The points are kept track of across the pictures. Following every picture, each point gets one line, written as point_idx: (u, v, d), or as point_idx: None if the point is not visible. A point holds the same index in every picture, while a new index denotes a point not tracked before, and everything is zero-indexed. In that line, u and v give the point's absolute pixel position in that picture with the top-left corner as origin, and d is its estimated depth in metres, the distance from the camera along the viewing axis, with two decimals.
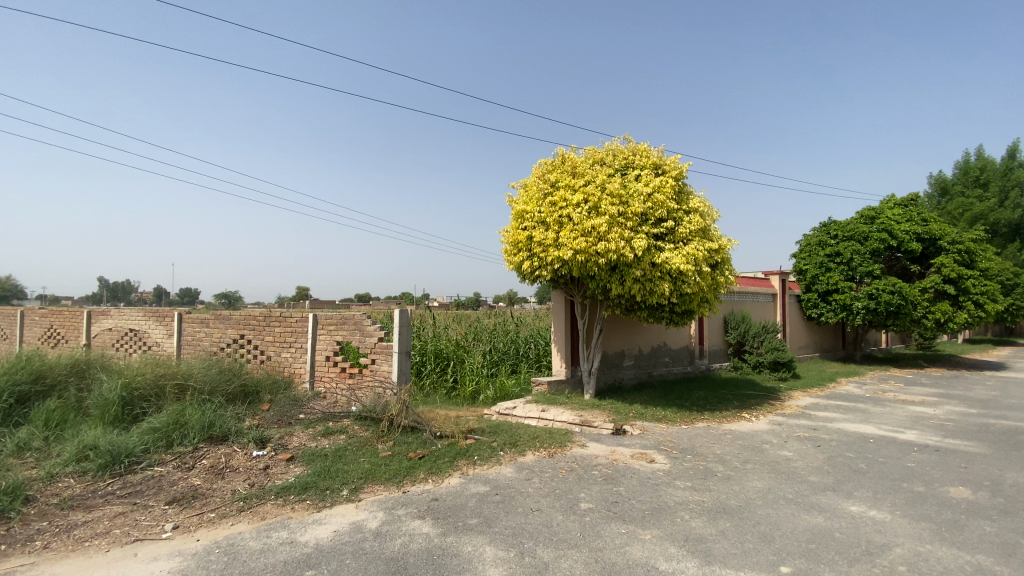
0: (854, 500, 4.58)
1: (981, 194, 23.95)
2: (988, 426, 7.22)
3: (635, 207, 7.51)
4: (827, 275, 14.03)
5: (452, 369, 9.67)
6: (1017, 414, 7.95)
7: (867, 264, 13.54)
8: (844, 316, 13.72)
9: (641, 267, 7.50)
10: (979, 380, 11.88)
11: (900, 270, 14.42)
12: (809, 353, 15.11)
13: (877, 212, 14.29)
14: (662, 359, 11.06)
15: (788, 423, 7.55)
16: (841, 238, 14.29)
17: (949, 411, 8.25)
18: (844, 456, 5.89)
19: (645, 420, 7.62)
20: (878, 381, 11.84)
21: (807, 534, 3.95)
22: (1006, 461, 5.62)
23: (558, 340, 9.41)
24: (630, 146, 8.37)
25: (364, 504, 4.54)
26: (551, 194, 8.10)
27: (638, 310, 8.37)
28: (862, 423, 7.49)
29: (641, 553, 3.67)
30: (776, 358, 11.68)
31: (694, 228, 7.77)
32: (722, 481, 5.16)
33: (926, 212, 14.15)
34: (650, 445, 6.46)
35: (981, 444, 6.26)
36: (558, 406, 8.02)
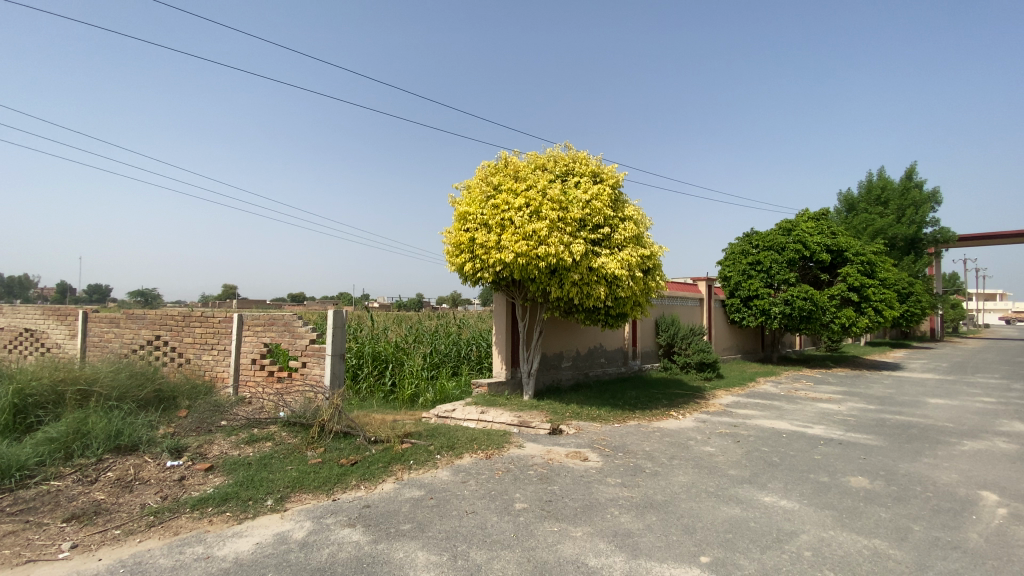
0: (768, 491, 4.92)
1: (882, 211, 26.66)
2: (884, 421, 8.01)
3: (574, 213, 7.69)
4: (750, 281, 15.02)
5: (390, 372, 9.45)
6: (907, 409, 8.89)
7: (784, 272, 14.63)
8: (763, 320, 14.73)
9: (579, 271, 7.69)
10: (878, 379, 13.18)
11: (813, 278, 15.63)
12: (732, 355, 16.12)
13: (793, 224, 15.45)
14: (598, 360, 11.39)
15: (712, 420, 8.01)
16: (761, 247, 15.36)
17: (851, 407, 9.09)
18: (761, 451, 6.31)
19: (581, 419, 7.80)
20: (792, 380, 12.82)
21: (726, 524, 4.20)
22: (898, 452, 6.25)
23: (498, 341, 9.44)
24: (571, 153, 8.57)
25: (291, 513, 4.33)
26: (493, 196, 8.14)
27: (575, 313, 8.57)
28: (777, 419, 8.08)
29: (573, 550, 3.75)
30: (702, 359, 12.35)
31: (628, 235, 8.05)
32: (650, 476, 5.38)
33: (835, 226, 15.43)
34: (584, 444, 6.62)
35: (878, 438, 6.93)
36: (498, 408, 8.04)
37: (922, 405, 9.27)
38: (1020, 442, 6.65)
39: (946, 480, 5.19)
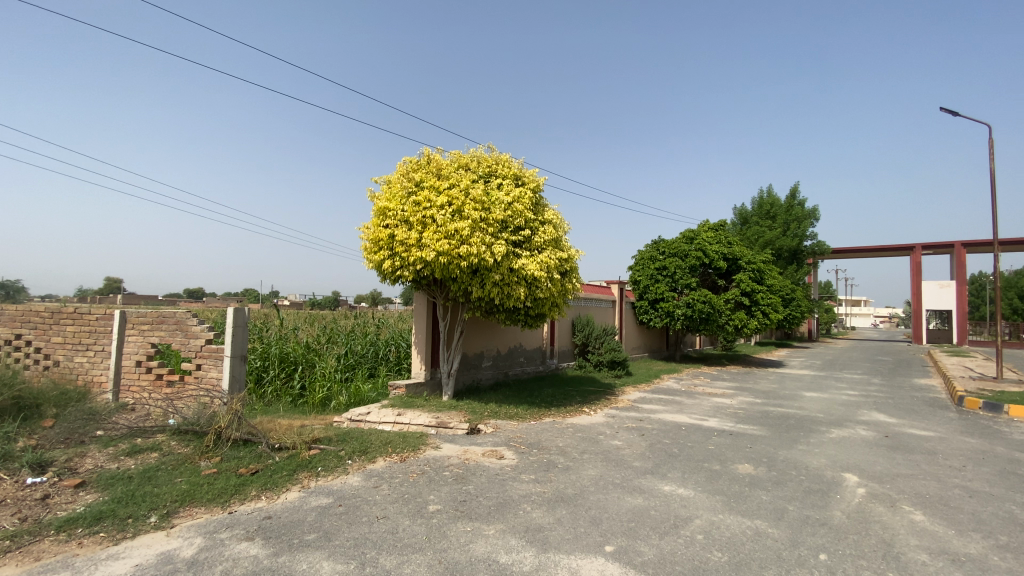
0: (668, 481, 5.29)
1: (770, 225, 29.72)
2: (767, 412, 8.94)
3: (496, 214, 7.74)
4: (657, 285, 16.06)
5: (299, 375, 8.94)
6: (786, 402, 9.98)
7: (686, 277, 15.83)
8: (668, 321, 15.84)
9: (499, 272, 7.76)
10: (764, 375, 14.67)
11: (712, 283, 17.02)
12: (641, 354, 17.17)
13: (695, 233, 16.75)
14: (518, 359, 11.57)
15: (620, 415, 8.46)
16: (667, 254, 16.51)
17: (741, 401, 10.03)
18: (663, 443, 6.77)
19: (498, 418, 7.88)
20: (692, 377, 13.91)
21: (629, 514, 4.45)
22: (779, 440, 7.00)
23: (418, 342, 9.27)
24: (494, 155, 8.64)
25: (179, 530, 3.96)
26: (415, 193, 8.00)
27: (496, 312, 8.65)
28: (678, 413, 8.72)
29: (484, 548, 3.78)
30: (613, 358, 13.01)
31: (548, 239, 8.27)
32: (562, 471, 5.57)
33: (731, 236, 16.89)
34: (501, 442, 6.70)
35: (762, 428, 7.72)
36: (415, 409, 7.90)
37: (798, 399, 10.45)
38: (874, 429, 7.72)
39: (817, 464, 5.90)
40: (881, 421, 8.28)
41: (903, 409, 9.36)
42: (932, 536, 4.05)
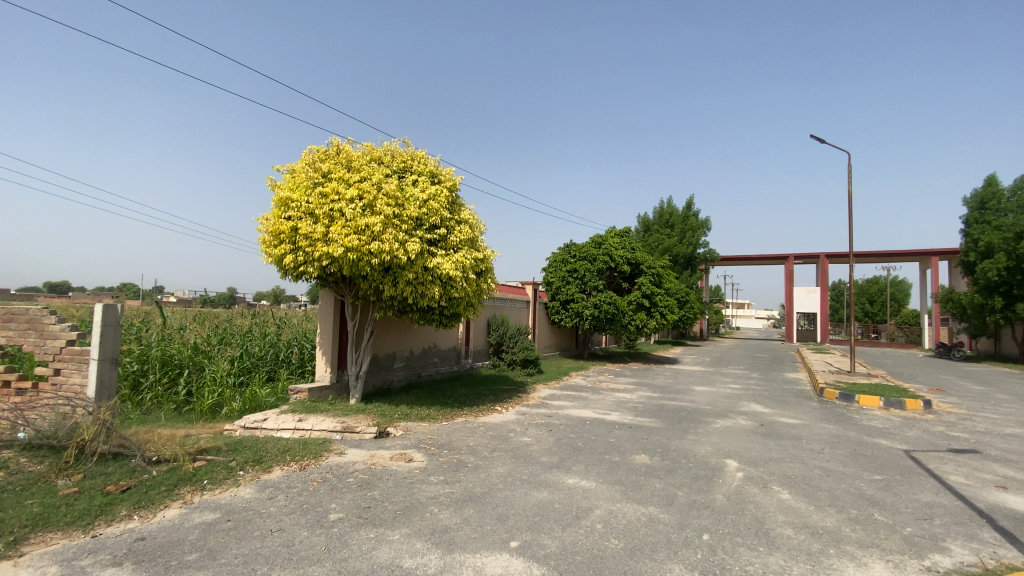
0: (572, 474, 5.52)
1: (669, 233, 32.58)
2: (663, 405, 9.66)
3: (410, 210, 7.57)
4: (568, 286, 16.70)
5: (185, 379, 8.11)
6: (679, 396, 10.85)
7: (594, 280, 16.63)
8: (577, 321, 16.55)
9: (413, 271, 7.60)
10: (661, 371, 15.83)
11: (617, 286, 17.97)
12: (551, 352, 17.77)
13: (603, 238, 17.64)
14: (431, 360, 11.42)
15: (530, 412, 8.68)
16: (577, 257, 17.23)
17: (641, 395, 10.75)
18: (569, 437, 7.05)
19: (409, 420, 7.73)
20: (598, 373, 14.65)
21: (534, 509, 4.59)
22: (672, 431, 7.59)
23: (324, 342, 8.81)
24: (409, 150, 8.46)
25: (27, 559, 3.43)
26: (321, 184, 7.62)
27: (409, 312, 8.48)
28: (584, 408, 9.14)
29: (388, 554, 3.69)
30: (525, 356, 13.29)
31: (464, 238, 8.22)
32: (471, 470, 5.60)
33: (635, 242, 17.95)
34: (410, 444, 6.58)
35: (658, 420, 8.32)
36: (318, 414, 7.49)
37: (690, 392, 11.41)
38: (752, 419, 8.63)
39: (703, 452, 6.47)
40: (758, 411, 9.29)
41: (776, 400, 10.58)
42: (797, 512, 4.61)
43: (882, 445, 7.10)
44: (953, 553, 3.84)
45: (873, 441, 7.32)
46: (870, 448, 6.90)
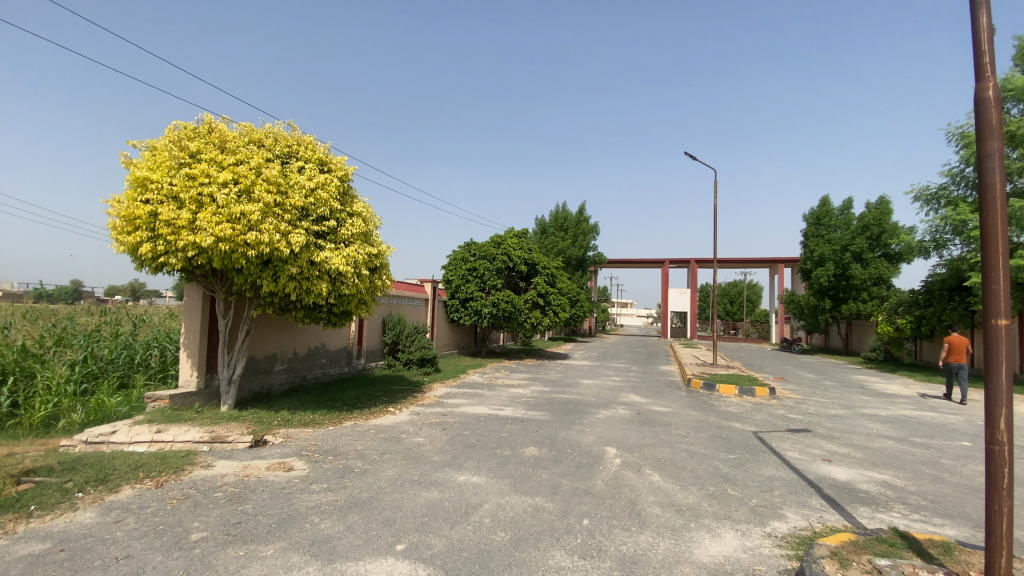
0: (464, 471, 5.54)
1: (563, 236, 34.16)
2: (553, 399, 10.08)
3: (294, 199, 7.06)
4: (467, 285, 16.75)
5: (7, 389, 6.78)
6: (568, 390, 11.42)
7: (493, 279, 16.86)
8: (476, 319, 16.67)
9: (297, 265, 7.09)
10: (553, 367, 16.52)
11: (514, 286, 18.36)
12: (449, 351, 17.68)
13: (502, 239, 17.95)
14: (318, 361, 10.77)
15: (424, 412, 8.55)
16: (477, 255, 17.35)
17: (533, 390, 11.13)
18: (462, 435, 7.07)
19: (290, 427, 7.22)
20: (494, 370, 14.88)
21: (423, 509, 4.53)
22: (560, 423, 7.96)
23: (189, 344, 7.92)
24: (295, 135, 7.89)
25: None
26: (188, 165, 6.84)
27: (292, 309, 7.90)
28: (478, 405, 9.22)
29: (260, 572, 3.42)
30: (422, 355, 13.05)
31: (356, 232, 7.84)
32: (357, 475, 5.37)
33: (532, 244, 18.48)
34: (290, 452, 6.14)
35: (548, 413, 8.68)
36: (182, 424, 6.69)
37: (579, 386, 12.05)
38: (631, 408, 9.36)
39: (587, 442, 6.88)
40: (636, 401, 10.10)
41: (652, 391, 11.58)
42: (665, 492, 5.09)
43: (737, 427, 8.09)
44: (788, 519, 4.49)
45: (729, 424, 8.32)
46: (726, 431, 7.83)
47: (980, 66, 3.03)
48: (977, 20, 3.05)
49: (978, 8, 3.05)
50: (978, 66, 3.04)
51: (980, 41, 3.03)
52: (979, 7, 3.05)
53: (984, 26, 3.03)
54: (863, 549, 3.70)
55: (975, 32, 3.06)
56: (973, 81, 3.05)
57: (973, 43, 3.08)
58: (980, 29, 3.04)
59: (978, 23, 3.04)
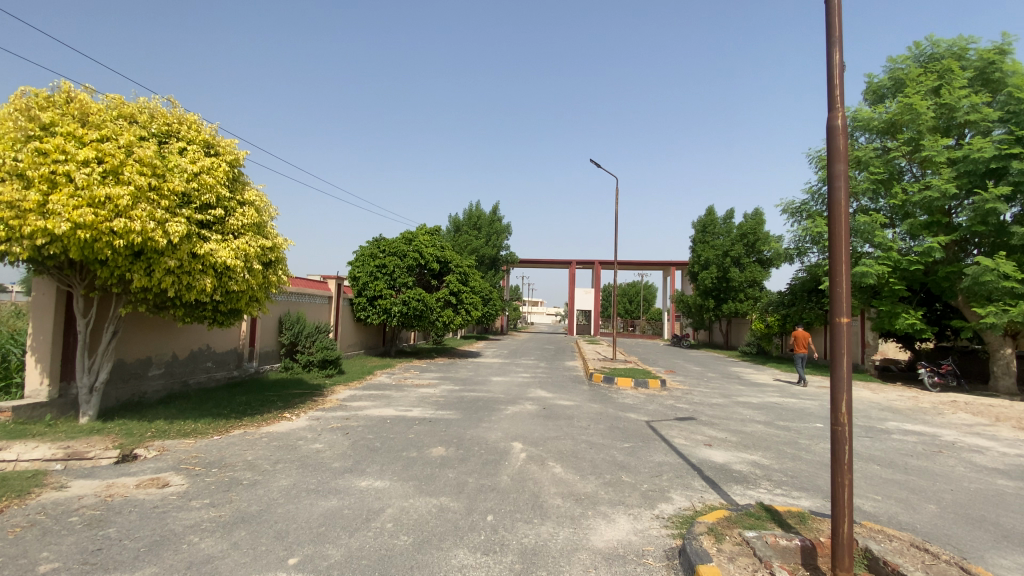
0: (366, 476, 5.34)
1: (476, 235, 34.19)
2: (462, 398, 10.05)
3: (174, 184, 6.34)
4: (376, 283, 16.17)
5: None
6: (478, 387, 11.46)
7: (403, 276, 16.43)
8: (384, 318, 16.16)
9: (176, 257, 6.37)
10: (463, 365, 16.50)
11: (426, 283, 18.00)
12: (355, 351, 16.95)
13: (413, 235, 17.54)
14: (202, 365, 9.79)
15: (324, 417, 8.10)
16: (387, 252, 16.83)
17: (442, 390, 11.02)
18: (365, 439, 6.81)
19: (167, 438, 6.47)
20: (402, 370, 14.51)
21: (320, 518, 4.29)
22: (468, 421, 7.97)
23: (38, 347, 6.81)
24: (176, 112, 7.12)
25: None
26: (38, 139, 5.89)
27: (171, 307, 7.11)
28: (383, 407, 8.93)
29: None
30: (324, 356, 12.34)
31: (247, 222, 7.22)
32: (246, 488, 4.95)
33: (444, 241, 18.25)
34: (167, 467, 5.50)
35: (457, 412, 8.64)
36: (28, 440, 5.72)
37: (488, 384, 12.15)
38: (537, 404, 9.62)
39: (494, 438, 6.96)
40: (543, 396, 10.42)
41: (558, 386, 12.01)
42: (566, 483, 5.30)
43: (633, 418, 8.66)
44: (675, 501, 4.88)
45: (626, 415, 8.88)
46: (624, 422, 8.34)
47: (833, 96, 3.50)
48: (832, 57, 3.53)
49: (832, 46, 3.52)
50: (831, 97, 3.51)
51: (833, 76, 3.51)
52: (834, 46, 3.52)
53: (836, 62, 3.51)
54: (734, 524, 4.14)
55: (830, 67, 3.54)
56: (826, 108, 3.52)
57: (828, 76, 3.55)
58: (833, 65, 3.52)
59: (832, 58, 3.52)
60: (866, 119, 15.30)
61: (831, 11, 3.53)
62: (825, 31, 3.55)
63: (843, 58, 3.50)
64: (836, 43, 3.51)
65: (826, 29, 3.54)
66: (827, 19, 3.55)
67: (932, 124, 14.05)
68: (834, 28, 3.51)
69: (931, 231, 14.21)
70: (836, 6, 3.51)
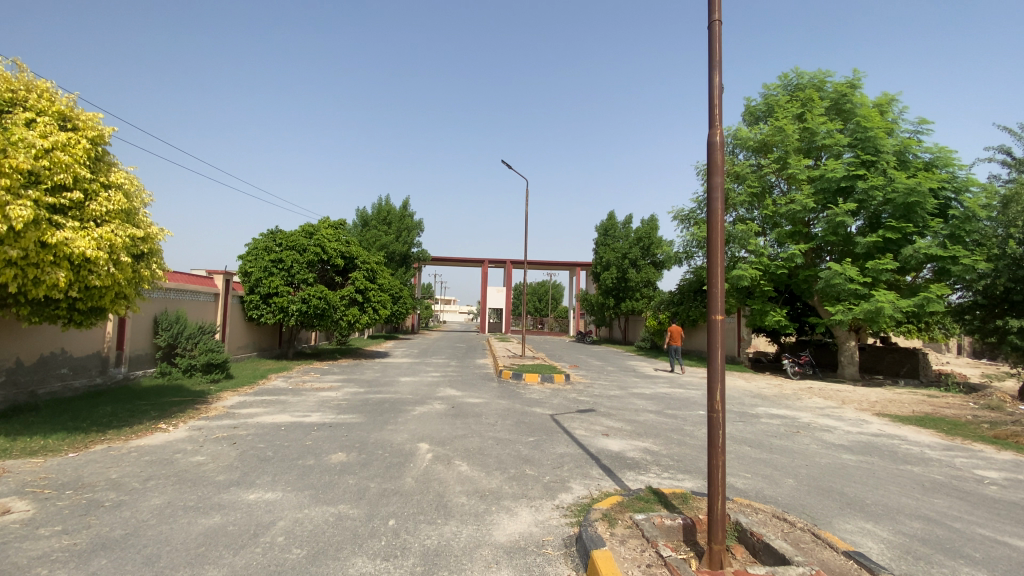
0: (256, 488, 4.95)
1: (385, 230, 33.10)
2: (367, 400, 9.68)
3: (17, 160, 5.41)
4: (271, 279, 15.06)
5: None
6: (384, 389, 11.12)
7: (303, 272, 15.46)
8: (281, 317, 15.12)
9: (19, 246, 5.44)
10: (368, 366, 15.91)
11: (329, 280, 17.11)
12: (245, 353, 15.63)
13: (315, 229, 16.55)
14: (56, 372, 8.48)
15: (208, 426, 7.38)
16: (284, 246, 15.76)
17: (345, 392, 10.53)
18: (255, 448, 6.31)
19: (6, 458, 5.51)
20: (300, 373, 13.64)
21: (199, 538, 3.91)
22: (371, 424, 7.70)
23: None
24: (21, 77, 6.08)
25: None
26: None
27: (13, 304, 6.07)
28: (278, 413, 8.33)
29: None
30: (209, 360, 11.23)
31: (114, 209, 6.35)
32: (109, 510, 4.37)
33: (349, 236, 17.46)
34: (5, 492, 4.68)
35: (360, 415, 8.30)
36: None
37: (394, 384, 11.83)
38: (445, 403, 9.56)
39: (399, 440, 6.80)
40: (451, 395, 10.36)
41: (467, 384, 12.02)
42: (471, 481, 5.33)
43: (538, 412, 8.93)
44: (574, 490, 5.11)
45: (532, 410, 9.13)
46: (529, 416, 8.56)
47: (713, 115, 3.86)
48: (712, 79, 3.89)
49: (714, 68, 3.88)
50: (712, 115, 3.87)
51: (714, 96, 3.87)
52: (715, 69, 3.88)
53: (717, 84, 3.87)
54: (626, 508, 4.43)
55: (711, 88, 3.90)
56: (708, 125, 3.87)
57: (710, 97, 3.91)
58: (714, 86, 3.89)
59: (714, 81, 3.88)
60: (744, 138, 17.12)
61: (714, 37, 3.88)
62: (708, 54, 3.90)
63: (722, 81, 3.87)
64: (716, 66, 3.88)
65: (709, 53, 3.89)
66: (710, 44, 3.90)
67: (796, 146, 16.09)
68: (716, 52, 3.88)
69: (794, 239, 16.22)
70: (717, 33, 3.87)
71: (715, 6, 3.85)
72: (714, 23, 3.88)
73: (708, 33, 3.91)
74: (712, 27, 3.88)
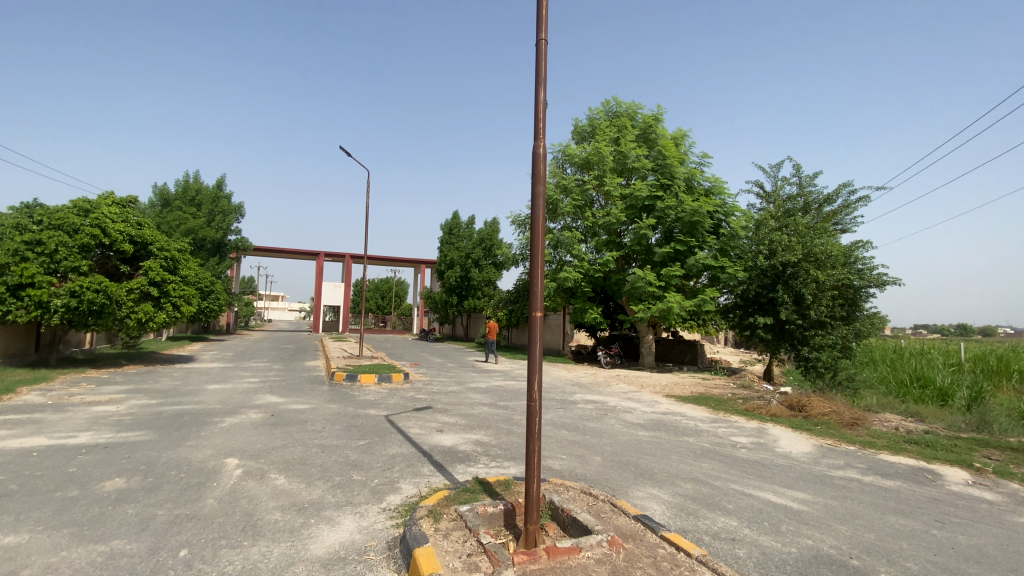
0: None
1: (194, 213, 28.57)
2: (160, 413, 8.21)
3: None
4: (23, 266, 11.87)
5: None
6: (185, 399, 9.56)
7: (73, 259, 12.50)
8: (37, 314, 12.01)
9: None
10: (166, 373, 13.52)
11: (112, 269, 14.12)
12: None
13: (92, 206, 13.50)
14: None
15: None
16: (44, 224, 12.56)
17: (130, 405, 8.77)
18: None
19: None
20: (66, 385, 10.97)
21: None
22: (165, 441, 6.56)
23: None
24: None
25: None
26: None
27: None
28: (27, 436, 6.56)
29: None
30: None
31: None
32: None
33: (142, 217, 14.64)
34: None
35: (149, 432, 7.01)
36: None
37: (200, 393, 10.25)
38: (263, 411, 8.61)
39: (201, 457, 5.92)
40: (271, 402, 9.38)
41: (291, 389, 11.01)
42: (287, 494, 4.89)
43: (371, 414, 8.60)
44: (402, 490, 5.07)
45: (365, 412, 8.78)
46: (360, 419, 8.21)
47: (539, 128, 4.18)
48: (539, 94, 4.20)
49: (539, 84, 4.19)
50: (537, 128, 4.19)
51: (539, 110, 4.18)
52: (541, 85, 4.20)
53: (542, 100, 4.19)
54: (451, 502, 4.54)
55: (537, 102, 4.21)
56: (533, 137, 4.17)
57: (535, 110, 4.21)
58: (539, 101, 4.20)
59: (539, 96, 4.19)
60: (571, 154, 18.88)
61: (540, 54, 4.19)
62: (535, 70, 4.20)
63: (547, 97, 4.20)
64: (542, 82, 4.20)
65: (536, 70, 4.19)
66: (538, 61, 4.20)
67: (613, 166, 18.33)
68: (541, 69, 4.19)
69: (609, 247, 18.32)
70: (543, 52, 4.19)
71: (541, 27, 4.16)
72: (541, 42, 4.20)
73: (536, 51, 4.21)
74: (539, 46, 4.19)
